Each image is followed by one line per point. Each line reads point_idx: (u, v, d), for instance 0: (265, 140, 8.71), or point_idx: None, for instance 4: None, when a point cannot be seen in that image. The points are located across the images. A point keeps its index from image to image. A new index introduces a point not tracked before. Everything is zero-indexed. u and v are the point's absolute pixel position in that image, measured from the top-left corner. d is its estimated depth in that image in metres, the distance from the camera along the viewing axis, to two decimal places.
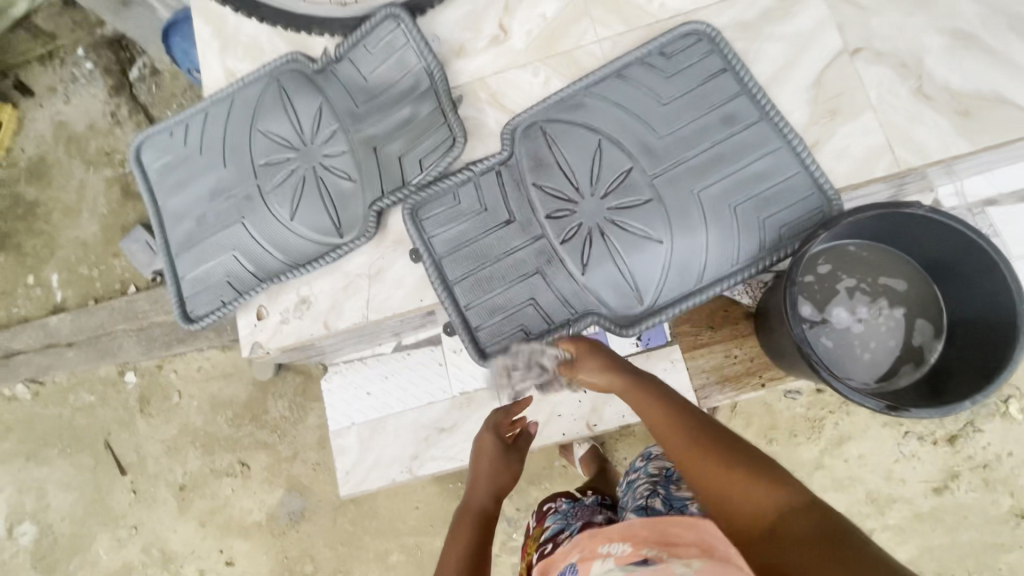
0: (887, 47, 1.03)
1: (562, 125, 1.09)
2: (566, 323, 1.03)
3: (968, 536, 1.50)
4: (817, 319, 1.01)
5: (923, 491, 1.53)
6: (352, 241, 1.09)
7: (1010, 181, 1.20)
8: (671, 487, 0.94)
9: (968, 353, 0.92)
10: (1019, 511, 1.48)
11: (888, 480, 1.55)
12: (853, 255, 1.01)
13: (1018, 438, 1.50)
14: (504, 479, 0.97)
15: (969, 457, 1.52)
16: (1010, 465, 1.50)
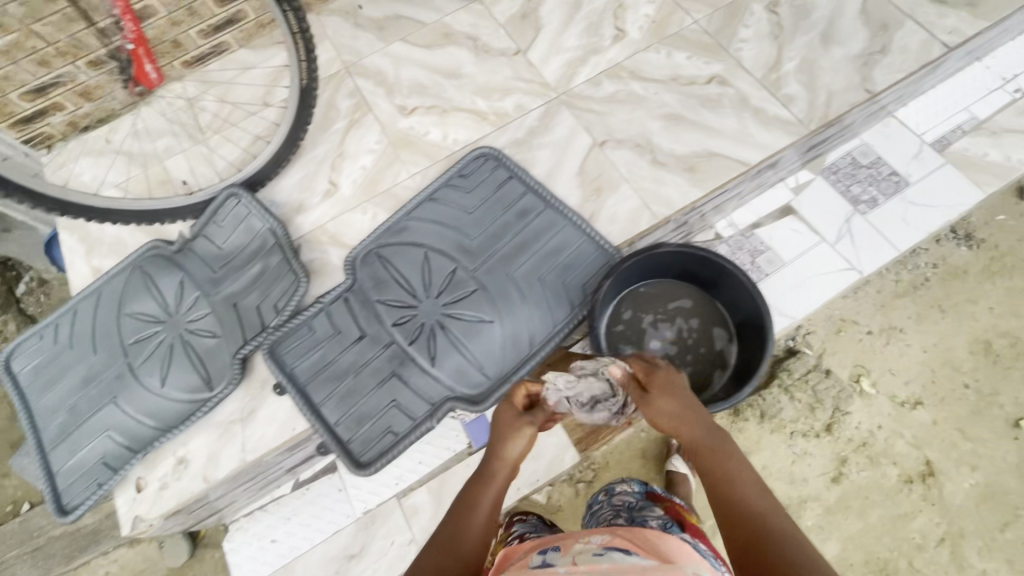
0: (624, 136, 1.34)
1: (392, 247, 1.28)
2: (427, 414, 1.14)
3: (877, 514, 1.56)
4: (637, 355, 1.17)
5: (825, 483, 1.59)
6: (221, 391, 1.18)
7: (765, 205, 1.49)
8: (632, 511, 1.02)
9: (750, 344, 1.12)
10: (907, 477, 1.59)
11: (794, 483, 1.60)
12: (646, 293, 1.21)
13: (881, 410, 1.64)
14: (519, 442, 0.94)
15: (849, 439, 1.62)
16: (884, 436, 1.62)
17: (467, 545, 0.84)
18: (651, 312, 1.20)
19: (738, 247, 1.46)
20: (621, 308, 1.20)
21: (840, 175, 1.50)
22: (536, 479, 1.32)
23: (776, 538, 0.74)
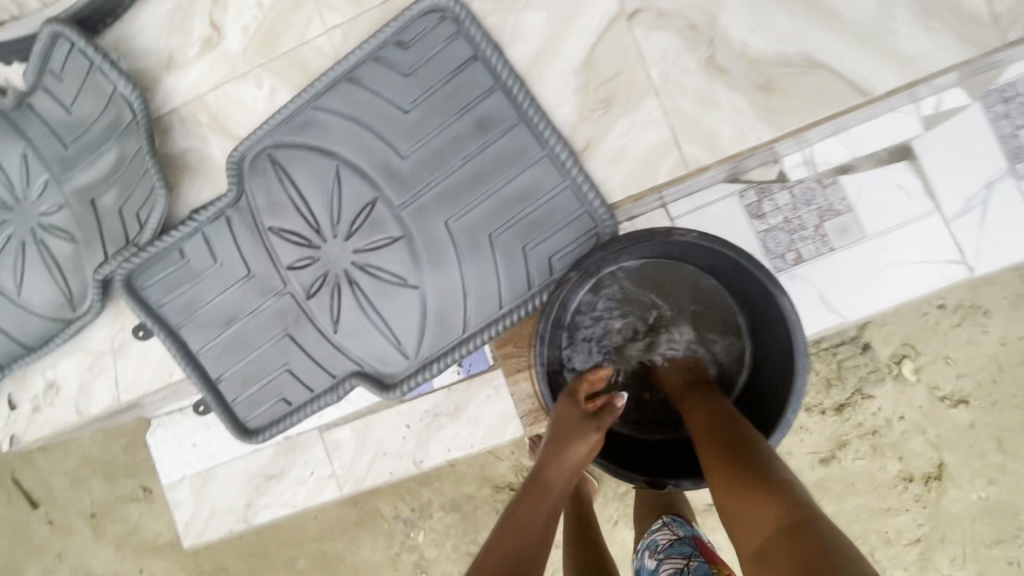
0: (672, 4, 0.79)
1: (293, 150, 0.89)
2: (326, 386, 0.92)
3: (853, 504, 1.25)
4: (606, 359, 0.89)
5: (810, 463, 1.25)
6: (82, 315, 0.94)
7: (870, 141, 0.99)
8: None
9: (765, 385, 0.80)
10: (908, 475, 1.24)
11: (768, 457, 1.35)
12: (655, 282, 0.88)
13: (912, 400, 1.23)
14: (580, 449, 0.77)
15: (858, 424, 1.24)
16: (901, 429, 1.23)
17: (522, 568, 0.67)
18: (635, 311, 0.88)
19: (805, 198, 1.01)
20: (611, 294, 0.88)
21: (1009, 110, 0.96)
22: (471, 443, 1.15)
23: (757, 462, 0.62)
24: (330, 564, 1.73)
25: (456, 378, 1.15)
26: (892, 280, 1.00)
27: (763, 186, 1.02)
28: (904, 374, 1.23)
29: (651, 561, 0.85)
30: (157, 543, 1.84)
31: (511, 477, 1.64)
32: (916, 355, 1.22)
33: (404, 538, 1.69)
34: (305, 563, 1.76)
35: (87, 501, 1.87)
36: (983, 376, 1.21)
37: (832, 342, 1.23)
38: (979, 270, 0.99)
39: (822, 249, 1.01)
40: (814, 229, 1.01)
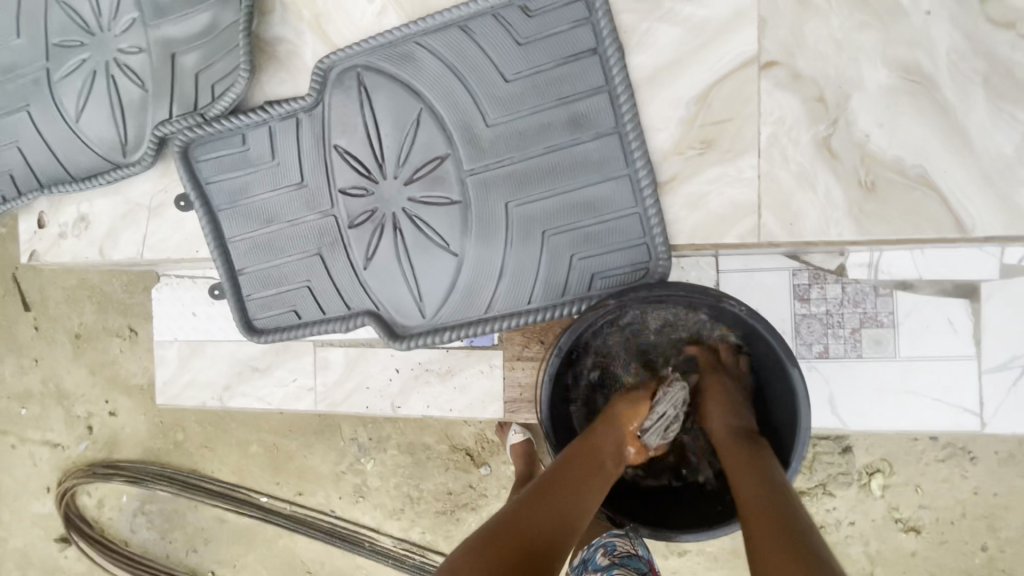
0: (810, 70, 0.75)
1: (383, 77, 0.87)
2: (338, 315, 0.93)
3: None
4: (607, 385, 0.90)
5: None
6: (132, 165, 0.95)
7: (940, 268, 0.96)
8: None
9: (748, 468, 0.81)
10: None
11: None
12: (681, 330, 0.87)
13: (869, 514, 1.25)
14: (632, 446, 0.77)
15: (809, 514, 1.27)
16: (847, 533, 1.26)
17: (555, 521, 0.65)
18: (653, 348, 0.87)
19: (854, 299, 1.00)
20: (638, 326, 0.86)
21: None
22: (449, 408, 1.18)
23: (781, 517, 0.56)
24: (281, 458, 1.83)
25: (458, 344, 1.17)
26: (904, 407, 0.99)
27: (818, 272, 1.00)
28: (870, 486, 1.24)
29: (603, 559, 0.80)
30: (128, 382, 1.94)
31: (471, 442, 1.71)
32: (890, 473, 1.24)
33: (354, 460, 1.78)
34: (256, 449, 1.86)
35: (76, 321, 1.95)
36: (945, 515, 1.23)
37: (817, 435, 1.24)
38: (991, 427, 0.98)
39: (851, 353, 1.00)
40: (851, 330, 1.00)
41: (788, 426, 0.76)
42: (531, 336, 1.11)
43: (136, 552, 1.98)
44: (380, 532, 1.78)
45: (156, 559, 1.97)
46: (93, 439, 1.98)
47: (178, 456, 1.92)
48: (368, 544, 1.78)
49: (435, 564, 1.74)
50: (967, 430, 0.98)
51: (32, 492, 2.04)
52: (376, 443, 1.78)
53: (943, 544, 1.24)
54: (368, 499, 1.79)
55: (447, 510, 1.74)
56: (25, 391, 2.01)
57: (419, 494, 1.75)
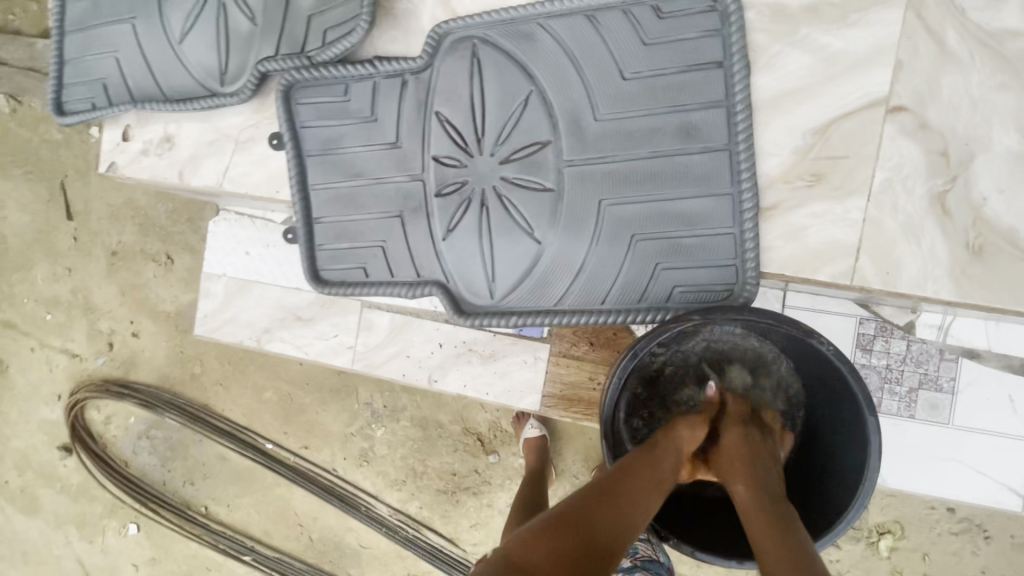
0: (939, 121, 0.74)
1: (498, 52, 0.86)
2: (406, 281, 0.93)
3: None
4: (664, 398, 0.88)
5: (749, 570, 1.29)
6: (228, 95, 0.94)
7: (1012, 344, 0.95)
8: None
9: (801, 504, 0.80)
10: None
11: None
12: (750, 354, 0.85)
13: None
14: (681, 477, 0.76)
15: None
16: None
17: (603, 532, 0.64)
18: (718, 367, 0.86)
19: (917, 358, 0.98)
20: (708, 344, 0.86)
21: None
22: (486, 392, 1.18)
23: None
24: (293, 409, 1.84)
25: (506, 331, 1.16)
26: (946, 475, 0.98)
27: (885, 324, 0.99)
28: (879, 546, 1.23)
29: (627, 561, 0.95)
30: (156, 308, 1.95)
31: (484, 428, 1.71)
32: (904, 537, 1.23)
33: (365, 425, 1.79)
34: (270, 396, 1.87)
35: (115, 238, 1.96)
36: None
37: None
38: None
39: (902, 411, 1.00)
40: (907, 389, 0.99)
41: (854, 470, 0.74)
42: (583, 335, 1.12)
43: (134, 474, 1.99)
44: (377, 499, 1.79)
45: (152, 484, 1.99)
46: (112, 356, 1.99)
47: (192, 388, 1.93)
48: (364, 509, 1.79)
49: (427, 541, 1.75)
50: (1006, 509, 0.97)
51: (42, 397, 2.05)
52: (388, 412, 1.78)
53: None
54: (372, 464, 1.80)
55: (447, 491, 1.74)
56: (52, 298, 2.02)
57: (423, 469, 1.76)
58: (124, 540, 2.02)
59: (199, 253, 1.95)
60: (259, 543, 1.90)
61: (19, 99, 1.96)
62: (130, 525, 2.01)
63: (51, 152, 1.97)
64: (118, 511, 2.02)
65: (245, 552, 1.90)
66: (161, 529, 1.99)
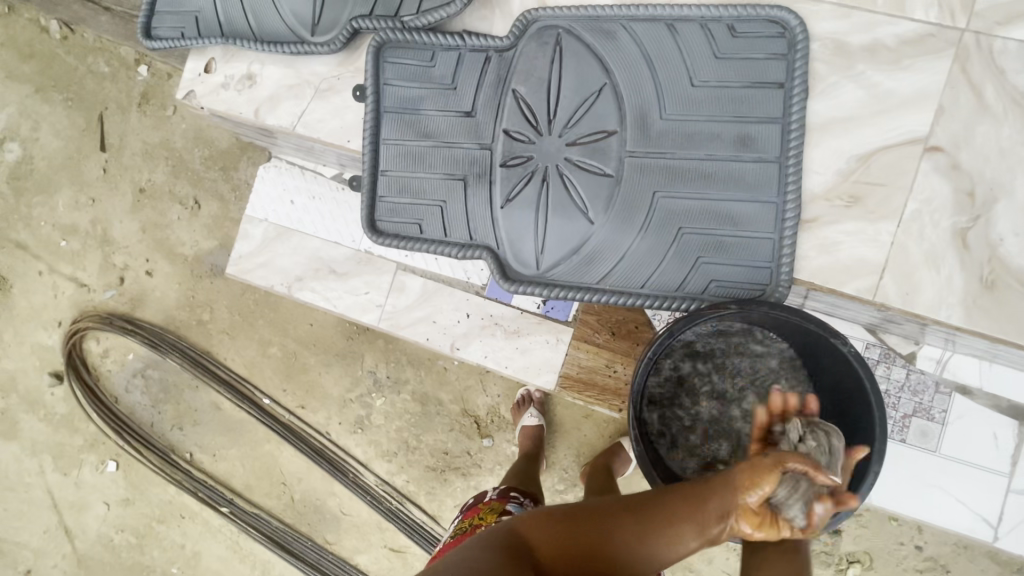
0: (970, 164, 0.82)
1: (579, 43, 0.93)
2: (458, 242, 0.98)
3: None
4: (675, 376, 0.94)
5: None
6: (318, 45, 1.00)
7: (1002, 385, 1.03)
8: None
9: None
10: None
11: (697, 554, 1.34)
12: (757, 341, 0.92)
13: None
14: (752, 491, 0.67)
15: None
16: None
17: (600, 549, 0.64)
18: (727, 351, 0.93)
19: (915, 387, 1.06)
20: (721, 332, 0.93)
21: None
22: (505, 365, 1.22)
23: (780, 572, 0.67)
24: (296, 368, 1.85)
25: (533, 310, 1.22)
26: (926, 500, 1.05)
27: (889, 352, 1.07)
28: (848, 572, 1.30)
29: None
30: (174, 249, 1.96)
31: (482, 413, 1.74)
32: (873, 565, 1.29)
33: (366, 393, 1.81)
34: (275, 352, 1.88)
35: (145, 175, 1.97)
36: None
37: None
38: (1000, 543, 1.04)
39: (894, 434, 1.07)
40: (902, 414, 1.06)
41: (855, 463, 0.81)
42: (604, 324, 1.18)
43: (123, 412, 1.98)
44: (366, 468, 1.80)
45: (140, 424, 1.97)
46: (121, 291, 1.99)
47: (197, 333, 1.94)
48: (351, 476, 1.80)
49: (409, 515, 1.77)
50: (979, 538, 1.04)
51: (42, 322, 2.04)
52: (390, 384, 1.80)
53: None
54: (366, 433, 1.81)
55: (437, 469, 1.76)
56: (71, 225, 2.02)
57: (416, 444, 1.78)
58: (100, 477, 2.00)
59: (226, 203, 1.97)
60: (239, 497, 1.90)
61: (73, 27, 1.99)
62: (109, 462, 1.99)
63: (95, 82, 1.99)
64: (99, 446, 2.00)
65: (224, 504, 1.89)
66: (140, 470, 1.97)
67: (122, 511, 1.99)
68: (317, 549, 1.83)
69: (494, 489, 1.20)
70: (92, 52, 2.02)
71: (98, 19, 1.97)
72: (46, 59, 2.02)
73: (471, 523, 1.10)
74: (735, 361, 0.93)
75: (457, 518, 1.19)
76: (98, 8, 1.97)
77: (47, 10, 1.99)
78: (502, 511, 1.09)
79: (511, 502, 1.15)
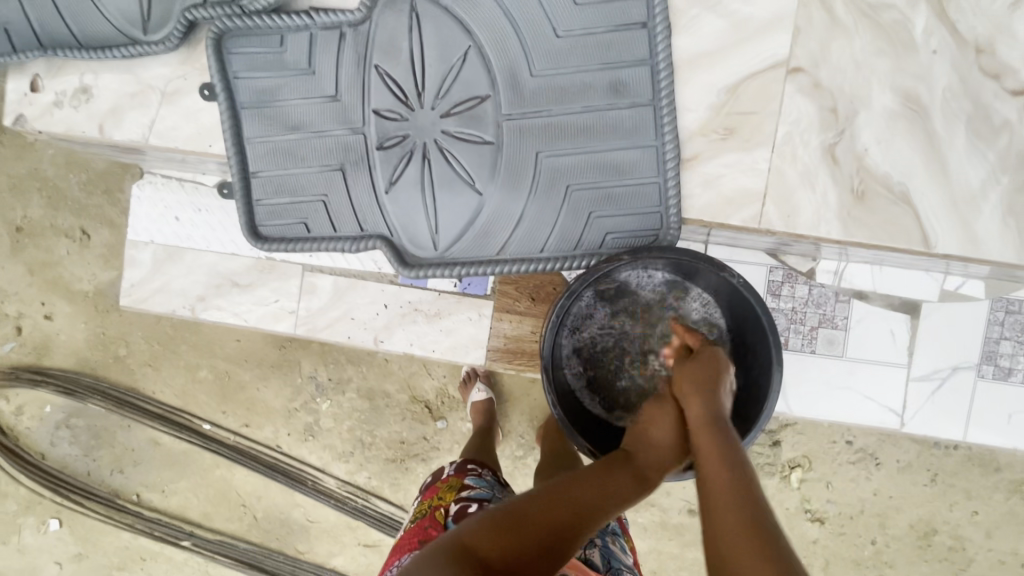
0: (830, 81, 0.84)
1: (436, 6, 0.87)
2: (349, 236, 0.93)
3: (694, 558, 1.41)
4: (588, 331, 0.99)
5: (679, 509, 1.40)
6: (154, 44, 0.90)
7: (893, 285, 1.10)
8: (606, 540, 0.91)
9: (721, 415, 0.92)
10: None
11: (654, 492, 1.40)
12: (653, 279, 0.96)
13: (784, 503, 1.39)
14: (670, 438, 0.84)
15: None
16: None
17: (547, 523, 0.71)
18: (629, 295, 0.97)
19: (818, 301, 1.11)
20: (620, 281, 0.96)
21: (1008, 323, 1.08)
22: (433, 349, 1.20)
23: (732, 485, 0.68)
24: (231, 388, 1.78)
25: (450, 289, 1.19)
26: (840, 402, 1.12)
27: (791, 272, 1.11)
28: (790, 478, 1.41)
29: None
30: (71, 287, 1.81)
31: (432, 396, 1.72)
32: (808, 466, 1.40)
33: (309, 399, 1.76)
34: (205, 375, 1.80)
35: (19, 213, 1.79)
36: (845, 510, 1.40)
37: None
38: (908, 428, 1.12)
39: (805, 347, 1.12)
40: (809, 328, 1.12)
41: (761, 378, 0.87)
42: (524, 291, 1.17)
43: (54, 468, 1.86)
44: (325, 473, 1.77)
45: (76, 476, 1.86)
46: (21, 341, 1.83)
47: (117, 371, 1.82)
48: (311, 483, 1.77)
49: (376, 509, 1.76)
50: (889, 428, 1.12)
51: None
52: (333, 385, 1.76)
53: (839, 531, 1.41)
54: (318, 439, 1.77)
55: (397, 459, 1.75)
56: None
57: (371, 440, 1.75)
58: (44, 538, 1.88)
59: (118, 229, 1.81)
60: (199, 527, 1.84)
61: None
62: (52, 521, 1.87)
63: None
64: (36, 507, 1.88)
65: (184, 537, 1.83)
66: (86, 522, 1.87)
67: (77, 567, 1.89)
68: (291, 561, 1.81)
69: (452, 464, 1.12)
70: None
71: None
72: None
73: (429, 506, 1.00)
74: (639, 304, 0.97)
75: (417, 501, 1.10)
76: None
77: None
78: (461, 487, 1.00)
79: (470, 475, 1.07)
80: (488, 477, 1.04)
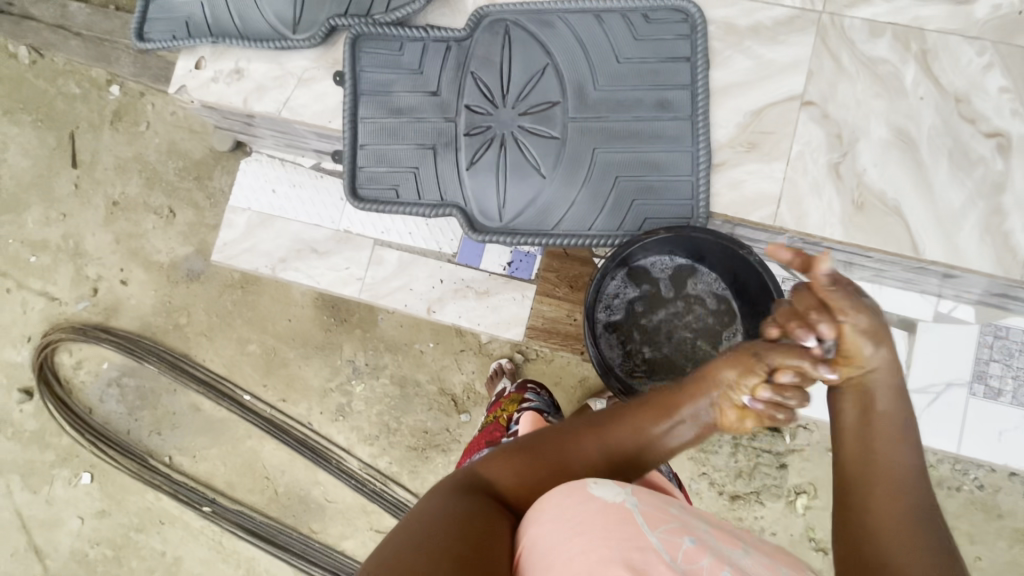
0: (837, 114, 1.04)
1: (525, 32, 1.12)
2: (431, 203, 1.13)
3: None
4: (620, 301, 1.13)
5: None
6: (300, 40, 1.15)
7: (892, 303, 1.24)
8: None
9: None
10: None
11: None
12: (677, 260, 1.12)
13: (790, 527, 1.37)
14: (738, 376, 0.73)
15: (739, 516, 1.39)
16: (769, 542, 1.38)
17: (574, 459, 0.72)
18: (657, 272, 1.13)
19: None
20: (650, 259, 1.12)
21: (995, 346, 1.21)
22: (478, 322, 1.37)
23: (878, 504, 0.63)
24: (274, 366, 1.73)
25: (499, 272, 1.37)
26: None
27: (800, 284, 1.26)
28: (796, 504, 1.37)
29: None
30: (150, 258, 1.81)
31: (459, 391, 1.63)
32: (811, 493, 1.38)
33: (344, 382, 1.70)
34: (254, 350, 1.75)
35: (119, 189, 1.84)
36: None
37: (761, 445, 1.38)
38: None
39: None
40: None
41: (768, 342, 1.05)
42: (564, 279, 1.33)
43: (97, 422, 1.80)
44: (349, 453, 1.69)
45: (115, 433, 1.79)
46: (95, 302, 1.83)
47: (175, 337, 1.79)
48: (335, 462, 1.68)
49: (394, 496, 1.65)
50: None
51: (10, 339, 1.84)
52: (369, 372, 1.68)
53: None
54: (347, 420, 1.69)
55: (419, 447, 1.65)
56: (40, 242, 1.86)
57: (397, 426, 1.67)
58: (74, 491, 1.80)
59: (201, 211, 1.81)
60: (222, 495, 1.75)
61: (43, 51, 1.88)
62: (84, 474, 1.80)
63: (66, 103, 1.87)
64: (72, 459, 1.81)
65: (205, 504, 1.74)
66: (115, 478, 1.79)
67: (97, 524, 1.79)
68: (302, 538, 1.70)
69: (512, 385, 1.31)
70: (23, 47, 1.89)
71: (67, 43, 1.86)
72: (15, 83, 1.90)
73: (496, 415, 1.19)
74: (664, 280, 1.13)
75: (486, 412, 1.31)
76: (66, 27, 1.87)
77: (8, 32, 1.89)
78: (522, 401, 1.18)
79: (529, 391, 1.25)
80: (544, 395, 1.21)
